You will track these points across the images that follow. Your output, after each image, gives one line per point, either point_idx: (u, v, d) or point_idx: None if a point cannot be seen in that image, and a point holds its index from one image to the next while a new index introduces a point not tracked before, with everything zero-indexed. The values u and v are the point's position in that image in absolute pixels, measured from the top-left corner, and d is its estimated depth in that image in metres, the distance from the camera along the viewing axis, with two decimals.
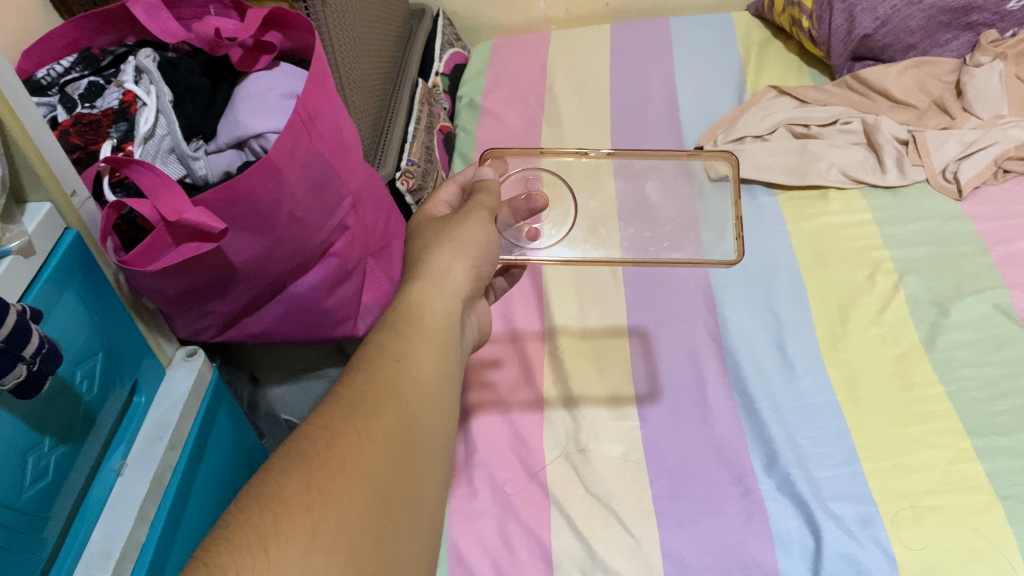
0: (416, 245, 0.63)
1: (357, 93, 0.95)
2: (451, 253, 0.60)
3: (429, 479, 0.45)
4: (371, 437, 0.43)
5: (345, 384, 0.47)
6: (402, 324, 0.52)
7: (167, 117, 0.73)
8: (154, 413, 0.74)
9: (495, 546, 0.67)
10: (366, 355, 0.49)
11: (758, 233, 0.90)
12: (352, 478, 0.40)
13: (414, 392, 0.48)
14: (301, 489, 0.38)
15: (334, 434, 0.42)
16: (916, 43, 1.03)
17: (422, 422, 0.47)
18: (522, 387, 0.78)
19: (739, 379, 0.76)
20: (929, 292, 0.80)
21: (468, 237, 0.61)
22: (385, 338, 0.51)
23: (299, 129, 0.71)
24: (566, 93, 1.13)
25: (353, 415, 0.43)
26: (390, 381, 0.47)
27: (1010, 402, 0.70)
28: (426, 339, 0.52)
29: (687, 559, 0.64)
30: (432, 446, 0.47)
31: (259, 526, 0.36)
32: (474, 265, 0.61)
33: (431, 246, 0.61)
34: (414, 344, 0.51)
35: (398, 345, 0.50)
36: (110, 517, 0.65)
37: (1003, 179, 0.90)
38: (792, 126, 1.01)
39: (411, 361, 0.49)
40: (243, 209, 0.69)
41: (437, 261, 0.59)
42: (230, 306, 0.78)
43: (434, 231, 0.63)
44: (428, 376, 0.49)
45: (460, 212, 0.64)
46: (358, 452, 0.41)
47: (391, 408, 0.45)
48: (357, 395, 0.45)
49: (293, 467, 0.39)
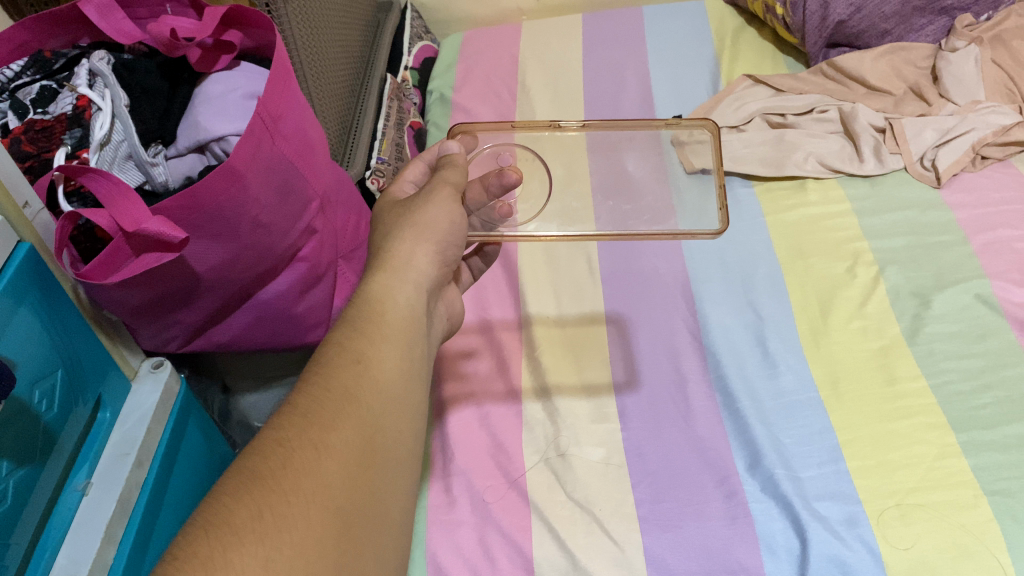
0: (378, 233, 0.61)
1: (323, 92, 0.93)
2: (414, 239, 0.57)
3: (395, 487, 0.44)
4: (328, 452, 0.41)
5: (301, 392, 0.45)
6: (364, 318, 0.51)
7: (124, 122, 0.70)
8: (120, 429, 0.72)
9: (475, 556, 0.65)
10: (325, 358, 0.47)
11: (736, 226, 0.88)
12: (308, 499, 0.39)
13: (377, 396, 0.46)
14: (253, 516, 0.37)
15: (290, 449, 0.40)
16: (891, 29, 1.02)
17: (386, 425, 0.46)
18: (499, 389, 0.76)
19: (721, 381, 0.74)
20: (910, 283, 0.79)
21: (429, 220, 0.58)
22: (345, 335, 0.49)
23: (261, 132, 0.69)
24: (539, 84, 1.10)
25: (309, 428, 0.42)
26: (350, 385, 0.46)
27: (994, 394, 0.69)
28: (389, 334, 0.51)
29: (671, 565, 0.62)
30: (398, 451, 0.46)
31: (209, 559, 0.34)
32: (438, 251, 0.59)
33: (393, 234, 0.58)
34: (376, 341, 0.50)
35: (358, 344, 0.49)
36: (75, 539, 0.62)
37: (981, 165, 0.89)
38: (769, 115, 0.99)
39: (372, 361, 0.48)
40: (205, 216, 0.66)
41: (398, 243, 0.57)
42: (197, 315, 0.75)
43: (395, 219, 0.60)
44: (391, 375, 0.48)
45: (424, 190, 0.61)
46: (315, 470, 0.40)
47: (350, 417, 0.44)
48: (314, 404, 0.44)
49: (245, 489, 0.38)
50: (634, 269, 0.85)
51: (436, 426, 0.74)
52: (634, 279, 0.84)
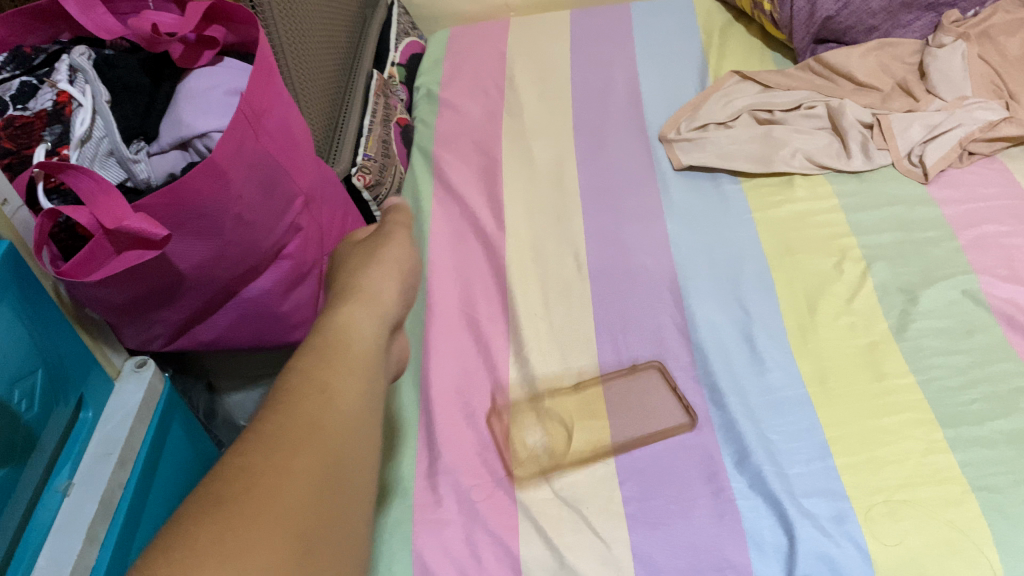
0: (340, 263, 0.60)
1: (308, 88, 0.92)
2: (383, 270, 0.57)
3: (360, 525, 0.42)
4: (287, 485, 0.39)
5: (263, 418, 0.43)
6: (328, 346, 0.48)
7: (105, 119, 0.69)
8: (103, 429, 0.71)
9: (461, 555, 0.64)
10: (288, 385, 0.45)
11: (723, 223, 0.88)
12: (270, 528, 0.36)
13: (343, 425, 0.44)
14: (211, 539, 0.35)
15: (245, 485, 0.38)
16: (878, 25, 1.02)
17: (351, 458, 0.43)
18: (486, 388, 0.76)
19: (707, 373, 0.74)
20: (898, 280, 0.79)
21: (398, 253, 0.59)
22: (308, 363, 0.47)
23: (243, 127, 0.69)
24: (527, 81, 1.09)
25: (271, 455, 0.40)
26: (314, 415, 0.43)
27: (981, 390, 0.69)
28: (354, 364, 0.48)
29: (658, 563, 0.62)
30: (363, 483, 0.43)
31: None
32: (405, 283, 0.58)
33: (361, 263, 0.58)
34: (343, 370, 0.47)
35: (322, 373, 0.46)
36: (57, 540, 0.61)
37: (968, 161, 0.89)
38: (756, 111, 0.99)
39: (338, 391, 0.45)
40: (188, 214, 0.65)
41: (369, 270, 0.56)
42: (179, 313, 0.74)
43: (360, 251, 0.60)
44: (355, 406, 0.45)
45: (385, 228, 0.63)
46: (276, 498, 0.38)
47: (314, 446, 0.41)
48: (275, 434, 0.41)
49: (202, 518, 0.36)
50: (622, 266, 0.84)
51: (422, 424, 0.73)
52: (621, 277, 0.84)
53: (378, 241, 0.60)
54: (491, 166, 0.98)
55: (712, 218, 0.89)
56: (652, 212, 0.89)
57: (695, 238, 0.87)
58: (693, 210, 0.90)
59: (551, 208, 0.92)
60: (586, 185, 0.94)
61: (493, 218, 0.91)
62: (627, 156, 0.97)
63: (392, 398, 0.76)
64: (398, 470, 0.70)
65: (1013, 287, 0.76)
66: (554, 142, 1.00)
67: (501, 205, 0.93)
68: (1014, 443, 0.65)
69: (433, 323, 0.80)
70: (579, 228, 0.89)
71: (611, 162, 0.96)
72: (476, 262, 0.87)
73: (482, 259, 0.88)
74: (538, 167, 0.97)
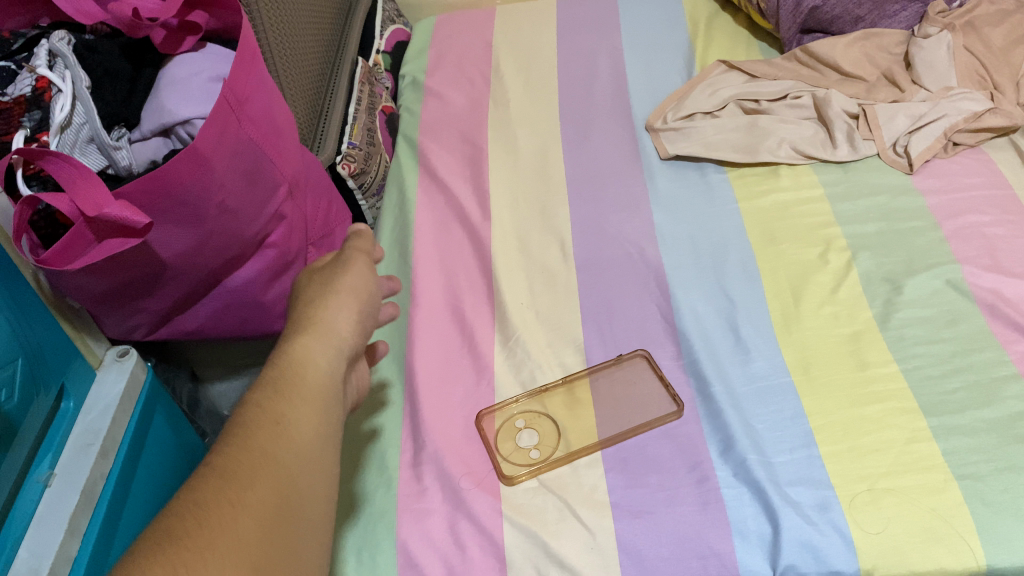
0: (295, 295, 0.61)
1: (291, 76, 0.91)
2: (337, 303, 0.58)
3: (309, 551, 0.46)
4: (242, 514, 0.43)
5: (218, 453, 0.46)
6: (282, 380, 0.52)
7: (85, 105, 0.68)
8: (84, 420, 0.70)
9: (446, 545, 0.64)
10: (242, 421, 0.48)
11: (707, 212, 0.88)
12: (220, 563, 0.40)
13: (296, 459, 0.48)
14: None
15: (198, 516, 0.41)
16: (864, 15, 1.02)
17: (301, 488, 0.47)
18: (470, 377, 0.75)
19: (692, 361, 0.74)
20: (881, 269, 0.79)
21: (351, 286, 0.60)
22: (263, 398, 0.50)
23: (226, 114, 0.68)
24: (512, 69, 1.09)
25: (223, 489, 0.43)
26: (267, 447, 0.47)
27: (963, 378, 0.69)
28: (307, 397, 0.51)
29: (642, 552, 0.62)
30: (314, 508, 0.47)
31: None
32: (360, 316, 0.59)
33: (313, 297, 0.59)
34: (295, 403, 0.50)
35: (276, 405, 0.50)
36: (38, 531, 0.61)
37: (952, 152, 0.90)
38: (742, 101, 0.99)
39: (289, 424, 0.49)
40: (169, 201, 0.65)
41: (322, 304, 0.58)
42: (162, 303, 0.74)
43: (312, 282, 0.60)
44: (306, 438, 0.49)
45: (340, 258, 0.63)
46: (230, 528, 0.41)
47: (265, 480, 0.45)
48: (228, 468, 0.45)
49: (158, 548, 0.39)
50: (607, 256, 0.84)
51: (407, 414, 0.73)
52: (605, 266, 0.84)
53: (335, 268, 0.61)
54: (476, 155, 0.97)
55: (697, 208, 0.89)
56: (636, 202, 0.89)
57: (679, 226, 0.87)
58: (677, 200, 0.90)
59: (535, 198, 0.91)
60: (571, 174, 0.93)
61: (478, 207, 0.91)
62: (612, 146, 0.97)
63: (377, 388, 0.76)
64: (382, 461, 0.70)
65: (996, 276, 0.76)
66: (539, 131, 0.99)
67: (486, 193, 0.92)
68: (995, 431, 0.65)
69: (417, 312, 0.80)
70: (563, 218, 0.89)
71: (595, 152, 0.96)
72: (460, 251, 0.87)
73: (467, 248, 0.87)
74: (523, 156, 0.96)
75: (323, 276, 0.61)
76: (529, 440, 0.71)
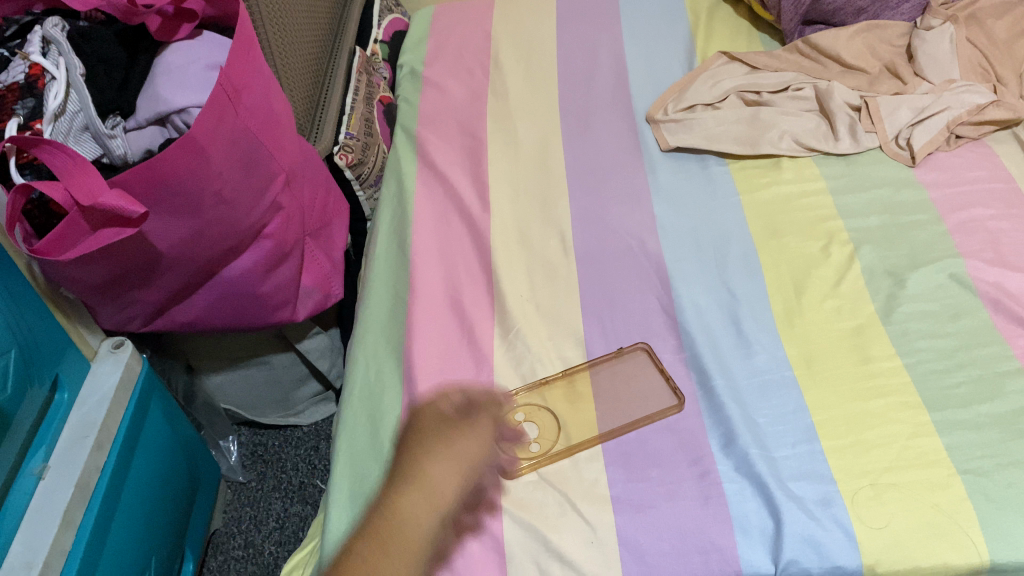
0: (413, 439, 0.64)
1: (289, 66, 0.90)
2: (446, 463, 0.61)
3: None
4: None
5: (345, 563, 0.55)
6: (381, 532, 0.57)
7: (80, 92, 0.67)
8: (79, 411, 0.69)
9: (445, 540, 0.63)
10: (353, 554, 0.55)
11: (709, 205, 0.87)
12: None
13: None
14: None
15: None
16: (866, 7, 1.01)
17: None
18: (472, 369, 0.74)
19: (693, 354, 0.74)
20: (884, 263, 0.79)
21: (434, 483, 0.59)
22: (368, 554, 0.55)
23: (223, 102, 0.67)
24: (512, 60, 1.07)
25: None
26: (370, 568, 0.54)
27: (966, 373, 0.69)
28: (404, 552, 0.56)
29: (643, 546, 0.61)
30: None
31: None
32: (465, 476, 0.62)
33: (424, 451, 0.62)
34: (394, 557, 0.55)
35: (377, 557, 0.55)
36: (31, 527, 0.60)
37: (955, 145, 0.89)
38: (744, 93, 0.98)
39: (401, 529, 0.57)
40: (165, 191, 0.64)
41: (431, 464, 0.61)
42: (157, 294, 0.73)
43: (427, 442, 0.63)
44: None
45: (467, 420, 0.65)
46: None
47: None
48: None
49: None
50: (608, 249, 0.83)
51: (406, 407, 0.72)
52: (606, 259, 0.83)
53: (454, 429, 0.64)
54: (476, 146, 0.96)
55: (698, 200, 0.88)
56: (637, 194, 0.89)
57: (680, 219, 0.86)
58: (679, 192, 0.89)
59: (535, 190, 0.90)
60: (571, 167, 0.93)
61: (477, 198, 0.90)
62: (613, 138, 0.96)
63: (375, 381, 0.75)
64: (380, 454, 0.69)
65: (1000, 270, 0.76)
66: (539, 123, 0.98)
67: (486, 185, 0.91)
68: (999, 426, 0.65)
69: (416, 303, 0.79)
70: (563, 210, 0.88)
71: (596, 144, 0.95)
72: (460, 243, 0.86)
73: (466, 240, 0.86)
74: (523, 148, 0.95)
75: (449, 425, 0.65)
76: (528, 433, 0.71)
